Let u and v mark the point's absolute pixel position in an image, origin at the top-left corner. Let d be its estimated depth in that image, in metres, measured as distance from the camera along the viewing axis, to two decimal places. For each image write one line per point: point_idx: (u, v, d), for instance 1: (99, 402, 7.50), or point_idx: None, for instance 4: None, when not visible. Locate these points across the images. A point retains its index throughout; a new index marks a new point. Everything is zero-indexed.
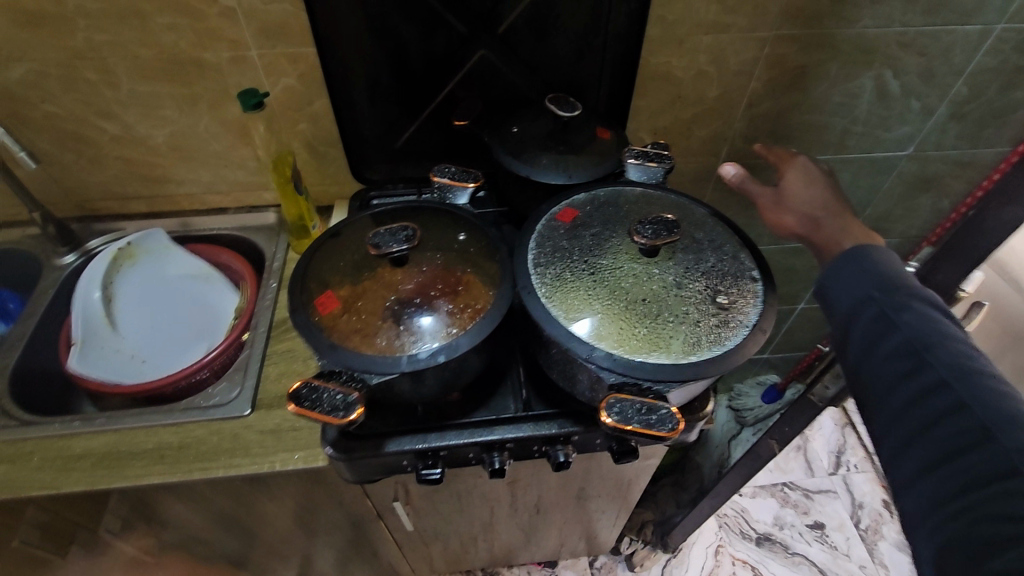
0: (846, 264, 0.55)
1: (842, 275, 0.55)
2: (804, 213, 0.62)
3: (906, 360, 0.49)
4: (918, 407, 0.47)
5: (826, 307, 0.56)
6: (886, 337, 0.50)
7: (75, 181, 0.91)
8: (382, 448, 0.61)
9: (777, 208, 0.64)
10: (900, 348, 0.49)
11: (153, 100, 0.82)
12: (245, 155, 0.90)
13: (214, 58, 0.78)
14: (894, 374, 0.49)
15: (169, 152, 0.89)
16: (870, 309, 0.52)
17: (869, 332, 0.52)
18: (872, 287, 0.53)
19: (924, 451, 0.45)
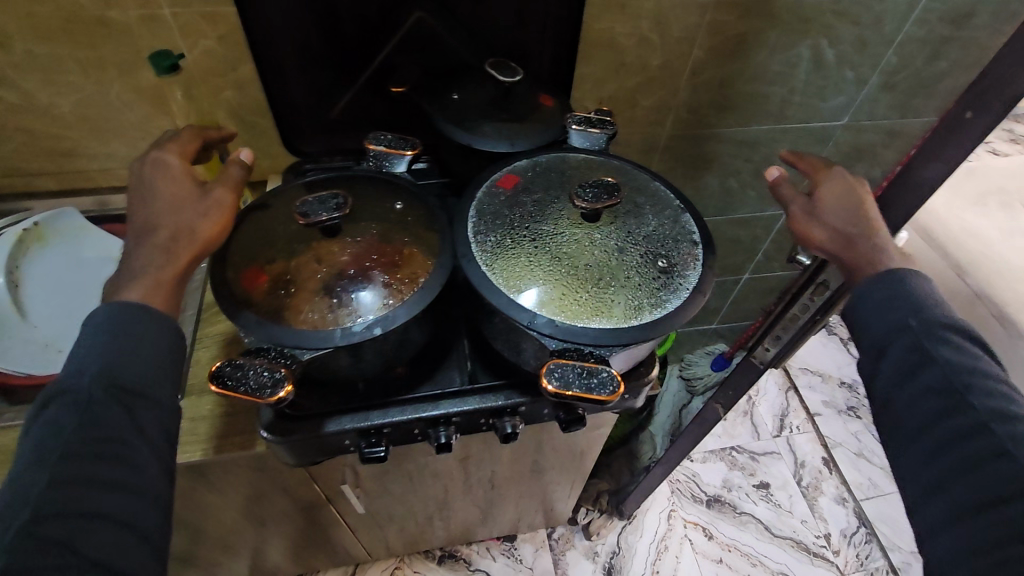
0: (886, 289, 0.56)
1: (877, 299, 0.56)
2: (836, 228, 0.60)
3: (943, 396, 0.52)
4: (954, 444, 0.50)
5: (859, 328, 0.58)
6: (923, 371, 0.53)
7: None
8: (321, 428, 0.59)
9: (812, 219, 0.61)
10: (937, 385, 0.52)
11: (54, 63, 0.74)
12: (166, 126, 0.84)
13: (121, 17, 0.71)
14: (930, 410, 0.52)
15: (78, 123, 0.81)
16: (907, 338, 0.54)
17: (905, 362, 0.54)
18: (912, 317, 0.54)
19: (956, 487, 0.49)
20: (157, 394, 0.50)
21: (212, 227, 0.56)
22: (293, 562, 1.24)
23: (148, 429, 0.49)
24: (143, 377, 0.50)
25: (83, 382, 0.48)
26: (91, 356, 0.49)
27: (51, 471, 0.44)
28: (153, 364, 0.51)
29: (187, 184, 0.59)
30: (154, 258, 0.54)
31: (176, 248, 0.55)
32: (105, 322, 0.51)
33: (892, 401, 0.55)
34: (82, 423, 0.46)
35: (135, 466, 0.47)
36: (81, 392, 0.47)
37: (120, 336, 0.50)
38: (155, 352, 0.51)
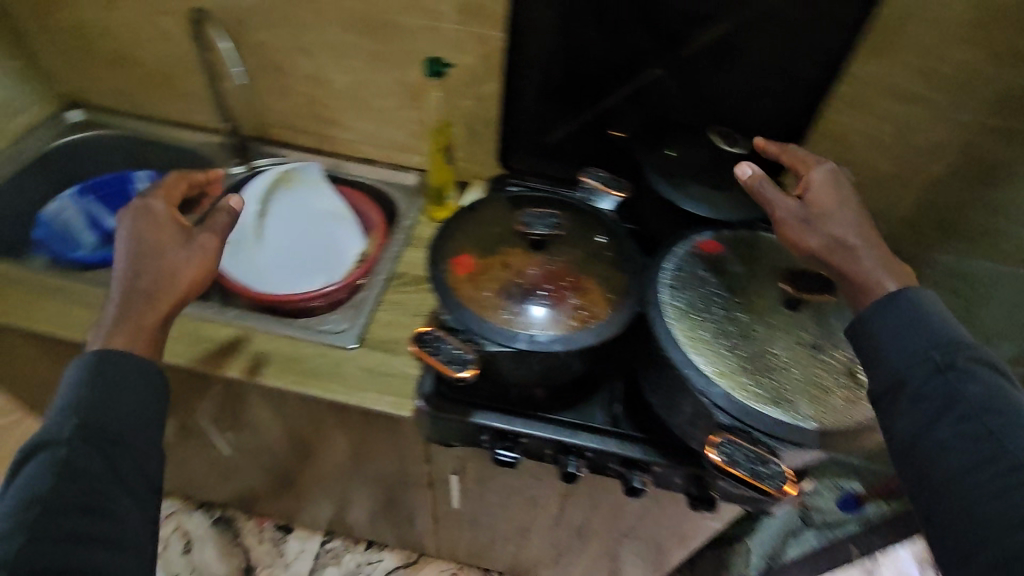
0: (900, 312, 0.50)
1: (895, 323, 0.50)
2: (830, 236, 0.56)
3: (973, 441, 0.43)
4: (992, 498, 0.41)
5: (871, 354, 0.50)
6: (950, 405, 0.45)
7: (261, 105, 1.02)
8: (468, 415, 0.63)
9: (799, 227, 0.58)
10: (964, 427, 0.44)
11: (348, 49, 0.90)
12: (409, 117, 0.96)
13: (410, 23, 0.84)
14: (961, 459, 0.43)
15: (345, 98, 0.97)
16: (921, 367, 0.47)
17: (926, 393, 0.46)
18: (928, 344, 0.47)
19: (994, 553, 0.40)
20: (133, 438, 0.54)
21: (191, 272, 0.64)
22: (371, 526, 1.31)
23: (122, 470, 0.52)
24: (121, 425, 0.54)
25: (60, 431, 0.51)
26: (71, 405, 0.53)
27: (26, 521, 0.46)
28: (128, 414, 0.54)
29: (173, 231, 0.66)
30: (143, 287, 0.62)
31: (152, 288, 0.62)
32: (88, 370, 0.55)
33: (909, 437, 0.46)
34: (55, 473, 0.49)
35: (105, 513, 0.49)
36: (60, 439, 0.51)
37: (101, 385, 0.54)
38: (129, 399, 0.55)
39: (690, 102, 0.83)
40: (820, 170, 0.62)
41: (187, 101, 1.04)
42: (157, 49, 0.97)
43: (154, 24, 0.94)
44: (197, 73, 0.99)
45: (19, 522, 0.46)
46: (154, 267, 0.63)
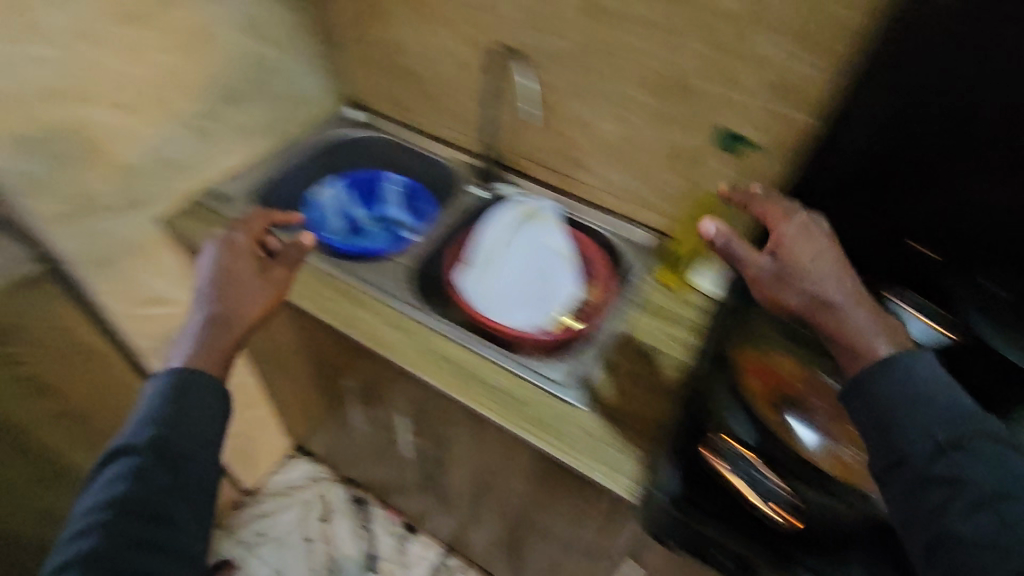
0: (942, 388, 0.48)
1: (891, 391, 0.48)
2: (813, 289, 0.54)
3: (978, 510, 0.43)
4: None
5: (885, 430, 0.48)
6: (961, 482, 0.44)
7: (514, 138, 1.03)
8: (706, 530, 0.60)
9: (785, 287, 0.56)
10: (976, 505, 0.43)
11: (624, 103, 0.87)
12: (665, 178, 0.92)
13: (705, 90, 0.79)
14: (990, 549, 0.42)
15: (601, 148, 0.95)
16: (934, 433, 0.46)
17: (959, 481, 0.44)
18: (935, 422, 0.46)
19: None
20: (196, 456, 0.59)
21: (259, 308, 0.73)
22: (499, 560, 1.29)
23: (185, 482, 0.57)
24: (187, 444, 0.59)
25: (137, 441, 0.57)
26: (149, 417, 0.59)
27: (104, 522, 0.54)
28: (195, 435, 0.60)
29: (246, 263, 0.76)
30: (223, 312, 0.70)
31: (236, 316, 0.71)
32: (165, 388, 0.61)
33: (969, 565, 0.42)
34: (128, 482, 0.55)
35: (167, 521, 0.55)
36: (134, 447, 0.57)
37: (176, 402, 0.60)
38: (189, 413, 0.61)
39: (966, 145, 0.50)
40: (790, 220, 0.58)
41: (453, 121, 1.09)
42: (443, 72, 1.03)
43: (449, 50, 0.99)
44: (471, 98, 1.03)
45: (99, 522, 0.53)
46: (236, 298, 0.72)
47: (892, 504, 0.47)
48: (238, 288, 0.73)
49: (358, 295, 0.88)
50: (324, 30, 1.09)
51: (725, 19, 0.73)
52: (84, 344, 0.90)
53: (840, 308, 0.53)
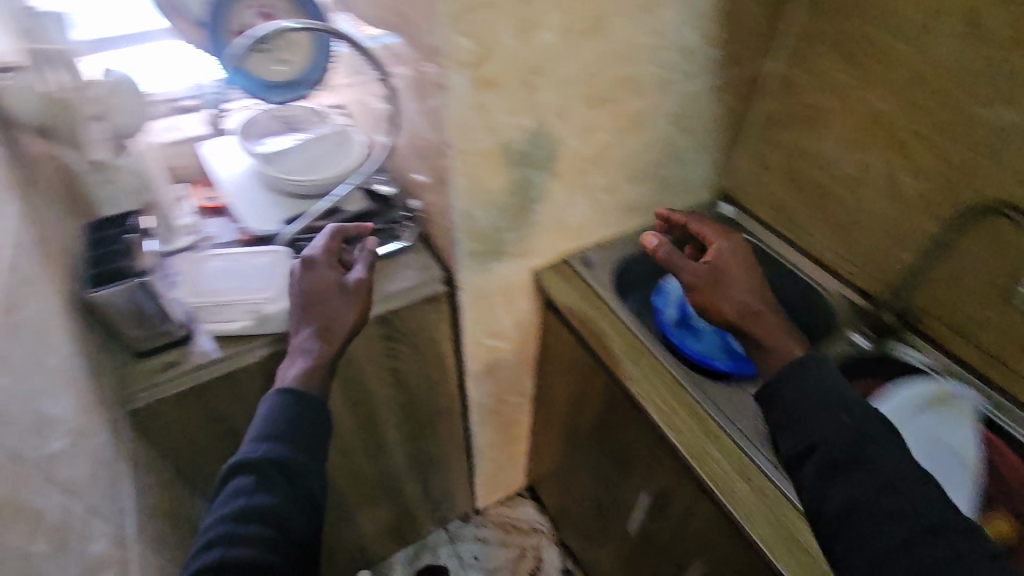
0: (815, 377, 0.62)
1: (804, 394, 0.62)
2: (740, 305, 0.71)
3: (844, 453, 0.57)
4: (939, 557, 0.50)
5: (788, 419, 0.62)
6: (846, 470, 0.56)
7: (945, 298, 0.86)
8: None
9: (713, 284, 0.73)
10: (844, 435, 0.57)
11: None
12: None
13: None
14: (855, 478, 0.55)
15: None
16: (869, 474, 0.55)
17: (814, 438, 0.59)
18: (843, 410, 0.59)
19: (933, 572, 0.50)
20: (306, 466, 0.62)
21: (353, 316, 0.75)
22: None
23: (293, 491, 0.60)
24: (298, 455, 0.62)
25: (253, 457, 0.60)
26: (264, 432, 0.62)
27: (230, 533, 0.55)
28: (301, 446, 0.63)
29: (330, 280, 0.76)
30: (303, 327, 0.74)
31: (331, 342, 0.73)
32: (279, 406, 0.65)
33: (833, 496, 0.56)
34: (248, 494, 0.58)
35: (286, 528, 0.58)
36: (250, 459, 0.60)
37: (288, 415, 0.64)
38: (297, 433, 0.64)
39: None
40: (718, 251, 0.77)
41: (857, 253, 0.96)
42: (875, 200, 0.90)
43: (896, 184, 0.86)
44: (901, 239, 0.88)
45: (228, 531, 0.55)
46: (318, 323, 0.74)
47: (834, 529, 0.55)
48: (329, 302, 0.75)
49: (712, 423, 0.81)
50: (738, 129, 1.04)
51: None
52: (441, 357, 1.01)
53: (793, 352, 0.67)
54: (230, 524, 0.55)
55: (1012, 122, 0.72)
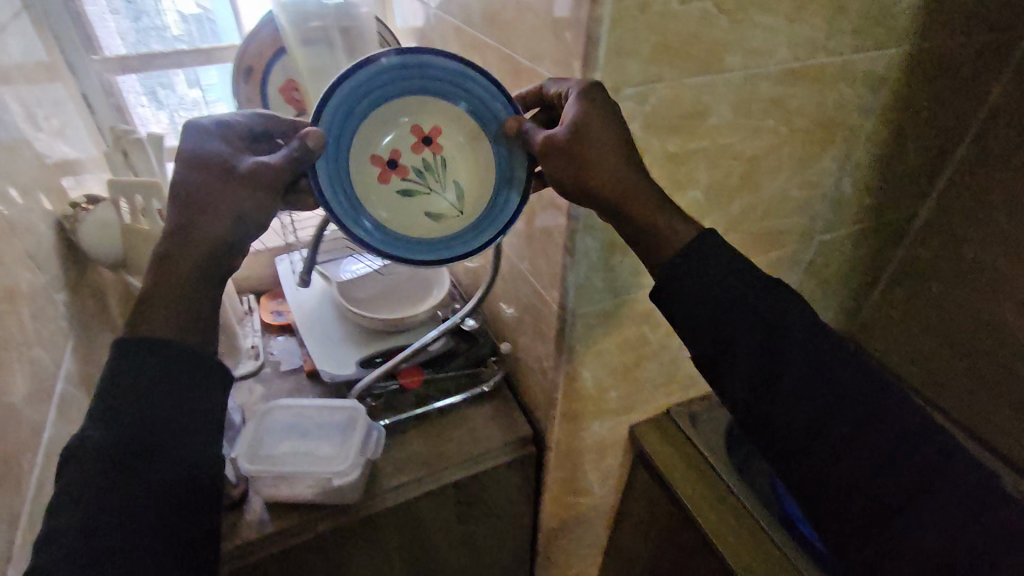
0: (783, 323, 0.47)
1: (700, 286, 0.48)
2: (599, 160, 0.47)
3: (771, 357, 0.47)
4: (809, 400, 0.47)
5: (765, 361, 0.47)
6: (821, 438, 0.46)
7: None
8: None
9: (576, 168, 0.48)
10: (760, 335, 0.47)
11: None
12: None
13: None
14: (788, 392, 0.47)
15: None
16: (813, 352, 0.47)
17: (784, 369, 0.47)
18: (753, 294, 0.47)
19: (846, 470, 0.46)
20: (170, 439, 0.43)
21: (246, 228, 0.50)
22: None
23: (167, 461, 0.43)
24: (164, 413, 0.43)
25: (87, 443, 0.41)
26: (101, 397, 0.43)
27: (84, 517, 0.40)
28: (175, 412, 0.44)
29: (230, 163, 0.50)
30: (194, 196, 0.48)
31: (176, 238, 0.48)
32: (115, 355, 0.44)
33: (754, 383, 0.48)
34: (96, 484, 0.41)
35: (169, 506, 0.42)
36: (86, 440, 0.41)
37: (137, 378, 0.43)
38: (149, 386, 0.43)
39: None
40: (571, 101, 0.46)
41: None
42: None
43: None
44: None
45: (69, 518, 0.40)
46: (223, 200, 0.48)
47: (782, 436, 0.48)
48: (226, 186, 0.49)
49: None
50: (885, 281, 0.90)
51: None
52: (514, 513, 0.87)
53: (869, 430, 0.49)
54: (73, 512, 0.40)
55: None
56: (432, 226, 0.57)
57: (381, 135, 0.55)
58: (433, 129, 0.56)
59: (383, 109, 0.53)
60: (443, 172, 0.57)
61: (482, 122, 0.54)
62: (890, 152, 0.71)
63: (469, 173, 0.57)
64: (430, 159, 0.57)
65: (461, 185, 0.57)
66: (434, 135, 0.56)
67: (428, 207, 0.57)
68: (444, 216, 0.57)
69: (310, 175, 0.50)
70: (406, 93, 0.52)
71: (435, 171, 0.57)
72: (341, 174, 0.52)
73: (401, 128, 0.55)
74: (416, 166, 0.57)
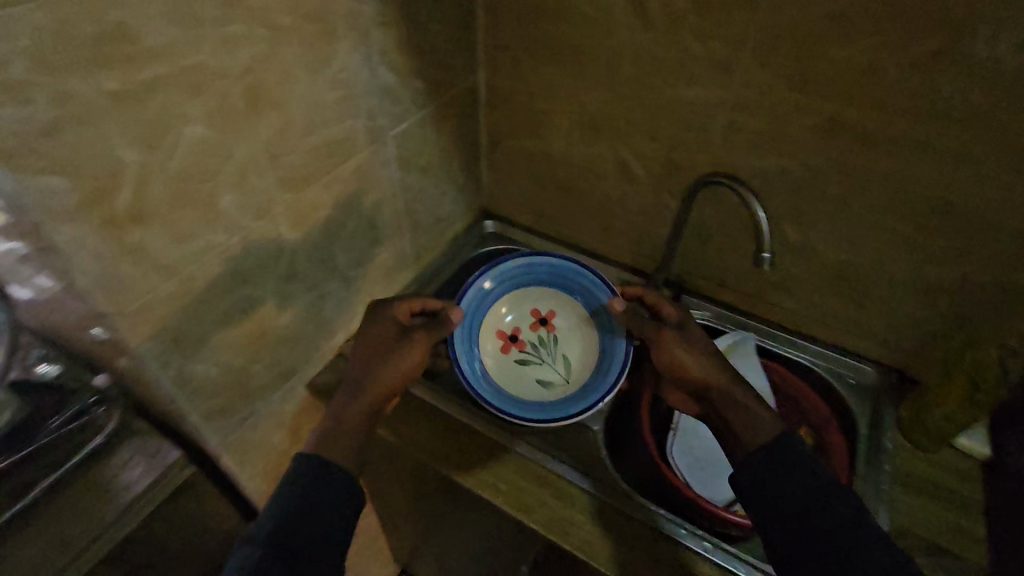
0: (811, 478, 0.60)
1: (720, 398, 0.69)
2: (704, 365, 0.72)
3: (786, 469, 0.61)
4: (770, 471, 0.61)
5: (743, 429, 0.66)
6: (805, 521, 0.58)
7: (701, 258, 0.94)
8: None
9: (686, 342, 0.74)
10: (780, 464, 0.61)
11: (869, 230, 0.76)
12: (907, 311, 0.81)
13: (999, 224, 0.67)
14: (774, 476, 0.61)
15: (824, 277, 0.84)
16: (808, 474, 0.60)
17: (782, 467, 0.61)
18: (818, 481, 0.60)
19: (777, 494, 0.60)
20: (311, 545, 0.58)
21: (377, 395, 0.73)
22: None
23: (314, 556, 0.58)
24: (297, 535, 0.58)
25: (258, 535, 0.58)
26: (275, 516, 0.59)
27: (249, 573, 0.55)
28: (321, 531, 0.60)
29: (380, 343, 0.75)
30: (369, 379, 0.72)
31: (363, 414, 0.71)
32: (302, 460, 0.63)
33: (748, 471, 0.62)
34: (261, 556, 0.56)
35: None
36: (248, 562, 0.56)
37: (304, 496, 0.61)
38: (326, 496, 0.62)
39: None
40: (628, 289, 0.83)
41: (621, 234, 1.00)
42: (619, 184, 0.93)
43: (630, 167, 0.90)
44: (656, 214, 0.93)
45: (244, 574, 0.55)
46: (388, 368, 0.73)
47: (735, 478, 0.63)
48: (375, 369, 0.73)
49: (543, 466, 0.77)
50: (484, 147, 1.03)
51: (1007, 152, 0.63)
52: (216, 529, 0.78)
53: (761, 417, 0.65)
54: None
55: (706, 96, 0.76)
56: (538, 388, 0.86)
57: (505, 313, 0.90)
58: (546, 316, 0.91)
59: (508, 299, 0.90)
60: (553, 350, 0.89)
61: (604, 316, 0.87)
62: (407, 32, 0.73)
63: (574, 357, 0.88)
64: (545, 339, 0.89)
65: (569, 360, 0.88)
66: (550, 321, 0.91)
67: (539, 377, 0.87)
68: (550, 382, 0.86)
69: (459, 368, 0.81)
70: (561, 291, 0.90)
71: (547, 347, 0.89)
72: (472, 343, 0.86)
73: (524, 311, 0.91)
74: (531, 340, 0.90)
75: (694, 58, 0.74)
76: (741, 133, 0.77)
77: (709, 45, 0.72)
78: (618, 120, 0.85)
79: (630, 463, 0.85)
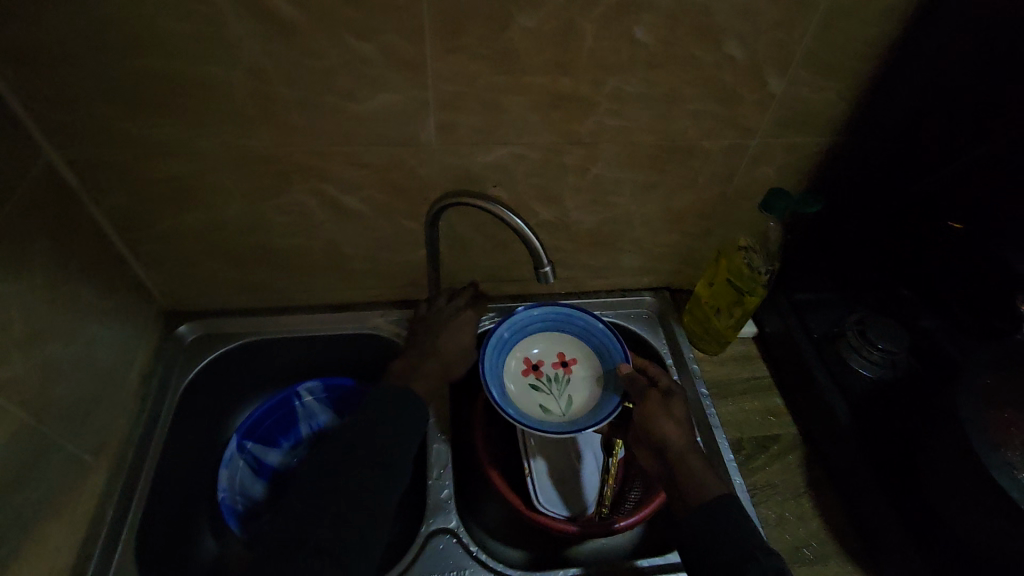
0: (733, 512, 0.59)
1: (689, 478, 0.62)
2: (676, 426, 0.67)
3: (703, 514, 0.58)
4: (698, 525, 0.58)
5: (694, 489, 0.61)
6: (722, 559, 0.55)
7: (464, 265, 0.82)
8: None
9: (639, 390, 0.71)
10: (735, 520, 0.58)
11: (611, 186, 0.73)
12: (661, 241, 0.83)
13: (711, 146, 0.69)
14: (698, 529, 0.58)
15: (586, 239, 0.81)
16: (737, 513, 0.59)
17: (696, 516, 0.59)
18: (742, 519, 0.58)
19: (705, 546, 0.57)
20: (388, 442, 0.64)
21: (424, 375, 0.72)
22: None
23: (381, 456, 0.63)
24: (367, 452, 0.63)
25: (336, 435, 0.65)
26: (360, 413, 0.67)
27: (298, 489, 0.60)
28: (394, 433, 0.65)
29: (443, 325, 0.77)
30: (428, 346, 0.75)
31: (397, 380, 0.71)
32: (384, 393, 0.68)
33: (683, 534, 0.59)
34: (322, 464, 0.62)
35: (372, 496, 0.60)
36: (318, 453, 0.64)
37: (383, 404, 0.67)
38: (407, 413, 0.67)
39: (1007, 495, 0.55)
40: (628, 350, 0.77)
41: (367, 275, 0.80)
42: (337, 227, 0.72)
43: (341, 204, 0.69)
44: (398, 242, 0.75)
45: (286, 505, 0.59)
46: (450, 339, 0.76)
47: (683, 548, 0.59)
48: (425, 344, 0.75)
49: None
50: (120, 244, 0.70)
51: (702, 81, 0.62)
52: None
53: (705, 480, 0.61)
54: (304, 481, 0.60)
55: (398, 101, 0.59)
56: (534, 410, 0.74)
57: (535, 346, 0.80)
58: (572, 361, 0.79)
59: (537, 336, 0.80)
60: (564, 388, 0.77)
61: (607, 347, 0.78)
62: None
63: (581, 397, 0.76)
64: (561, 377, 0.78)
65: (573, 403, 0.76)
66: (571, 364, 0.79)
67: (542, 403, 0.75)
68: (549, 411, 0.75)
69: (485, 352, 0.74)
70: (592, 343, 0.79)
71: (561, 384, 0.77)
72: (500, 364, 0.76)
73: (552, 348, 0.80)
74: (550, 374, 0.78)
75: (364, 60, 0.55)
76: (457, 132, 0.63)
77: (375, 40, 0.53)
78: (298, 156, 0.63)
79: (502, 521, 0.78)
